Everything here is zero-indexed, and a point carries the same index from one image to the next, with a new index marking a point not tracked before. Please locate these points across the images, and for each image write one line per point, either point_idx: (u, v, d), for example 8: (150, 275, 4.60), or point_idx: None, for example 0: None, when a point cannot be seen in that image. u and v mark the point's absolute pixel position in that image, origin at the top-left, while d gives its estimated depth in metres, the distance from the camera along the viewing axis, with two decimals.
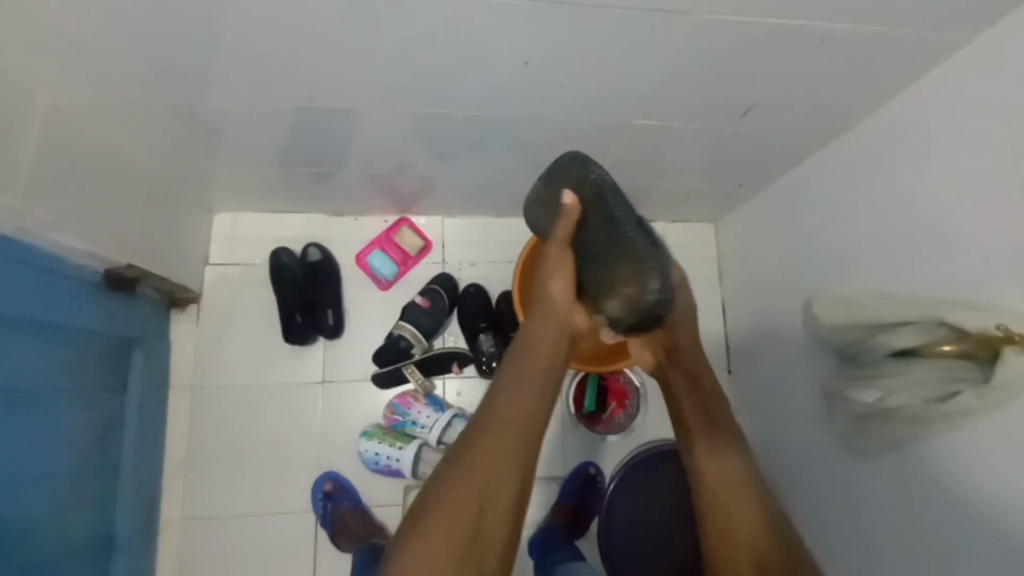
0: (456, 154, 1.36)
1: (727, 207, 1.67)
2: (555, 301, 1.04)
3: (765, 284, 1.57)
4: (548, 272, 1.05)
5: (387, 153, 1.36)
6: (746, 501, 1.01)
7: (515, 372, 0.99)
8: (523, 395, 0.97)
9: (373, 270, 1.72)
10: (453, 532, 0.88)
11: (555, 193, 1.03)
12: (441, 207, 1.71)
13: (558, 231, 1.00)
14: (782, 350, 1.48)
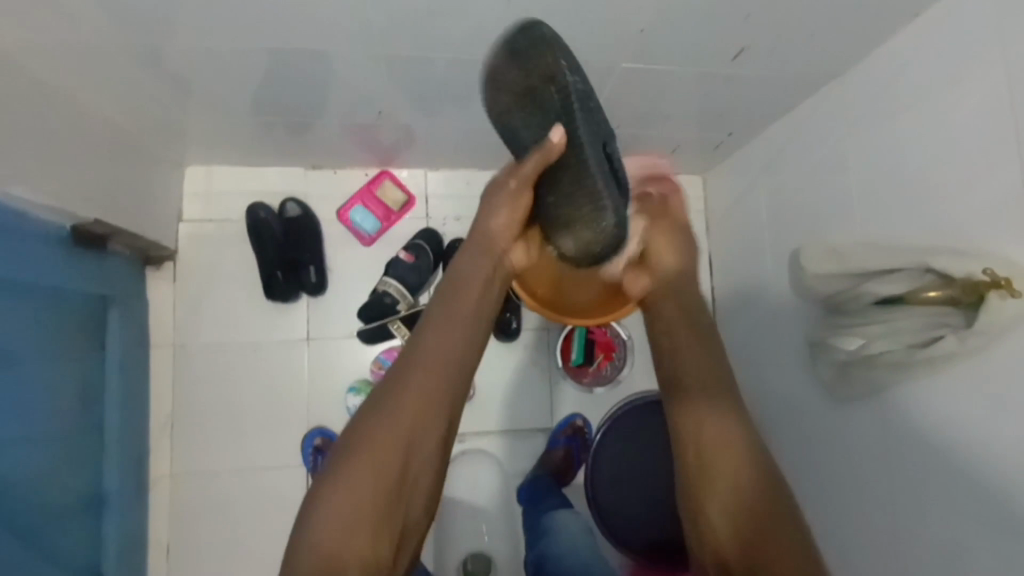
0: (438, 102, 1.30)
1: (716, 158, 1.64)
2: (496, 237, 1.03)
3: (752, 235, 1.56)
4: (494, 205, 1.02)
5: (366, 102, 1.30)
6: (734, 457, 0.91)
7: (444, 311, 0.96)
8: (451, 331, 0.94)
9: (355, 226, 1.67)
10: (379, 471, 0.84)
11: (519, 92, 0.92)
12: (423, 159, 1.66)
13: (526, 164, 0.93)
14: (767, 302, 1.49)
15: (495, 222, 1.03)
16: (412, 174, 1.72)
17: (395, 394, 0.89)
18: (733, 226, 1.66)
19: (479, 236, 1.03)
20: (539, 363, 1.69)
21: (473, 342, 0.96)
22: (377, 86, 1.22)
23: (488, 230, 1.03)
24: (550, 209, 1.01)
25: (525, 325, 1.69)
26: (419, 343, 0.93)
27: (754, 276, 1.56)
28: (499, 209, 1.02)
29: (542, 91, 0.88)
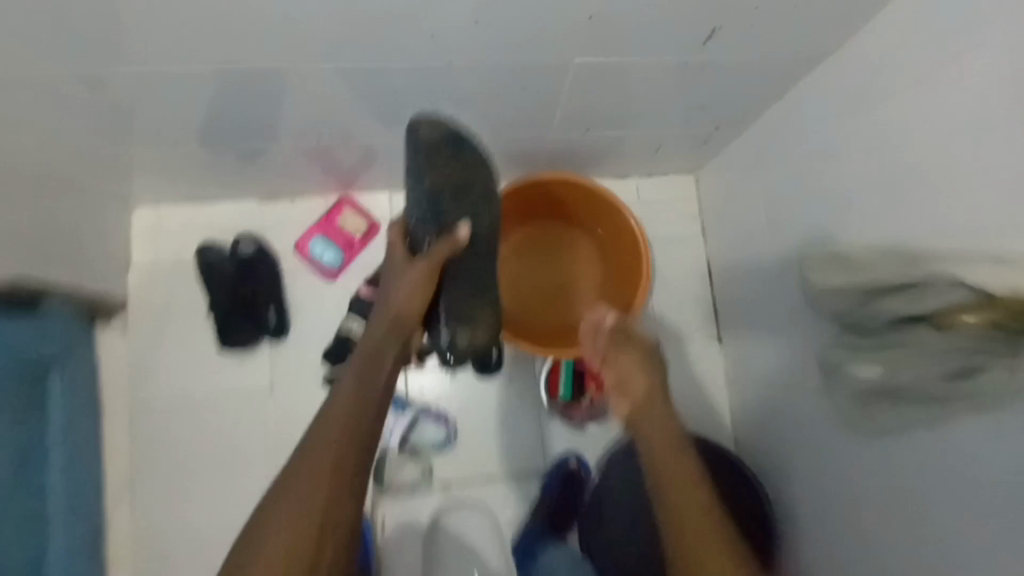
0: (386, 114, 1.18)
1: (705, 154, 1.48)
2: (406, 315, 1.07)
3: (751, 238, 1.39)
4: (401, 286, 1.08)
5: (307, 121, 1.17)
6: (717, 541, 0.92)
7: (355, 375, 1.01)
8: (360, 391, 1.00)
9: (315, 259, 1.54)
10: (297, 530, 0.86)
11: (445, 185, 1.11)
12: (385, 181, 1.53)
13: (434, 253, 1.07)
14: (772, 312, 1.32)
15: (406, 302, 1.07)
16: (377, 198, 1.59)
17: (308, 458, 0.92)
18: (728, 229, 1.49)
19: (391, 316, 1.07)
20: (525, 394, 1.54)
21: (380, 388, 1.02)
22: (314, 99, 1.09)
23: (402, 312, 1.07)
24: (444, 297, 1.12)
25: (507, 354, 1.55)
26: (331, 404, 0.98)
27: (755, 284, 1.39)
28: (407, 289, 1.08)
29: (479, 202, 1.13)
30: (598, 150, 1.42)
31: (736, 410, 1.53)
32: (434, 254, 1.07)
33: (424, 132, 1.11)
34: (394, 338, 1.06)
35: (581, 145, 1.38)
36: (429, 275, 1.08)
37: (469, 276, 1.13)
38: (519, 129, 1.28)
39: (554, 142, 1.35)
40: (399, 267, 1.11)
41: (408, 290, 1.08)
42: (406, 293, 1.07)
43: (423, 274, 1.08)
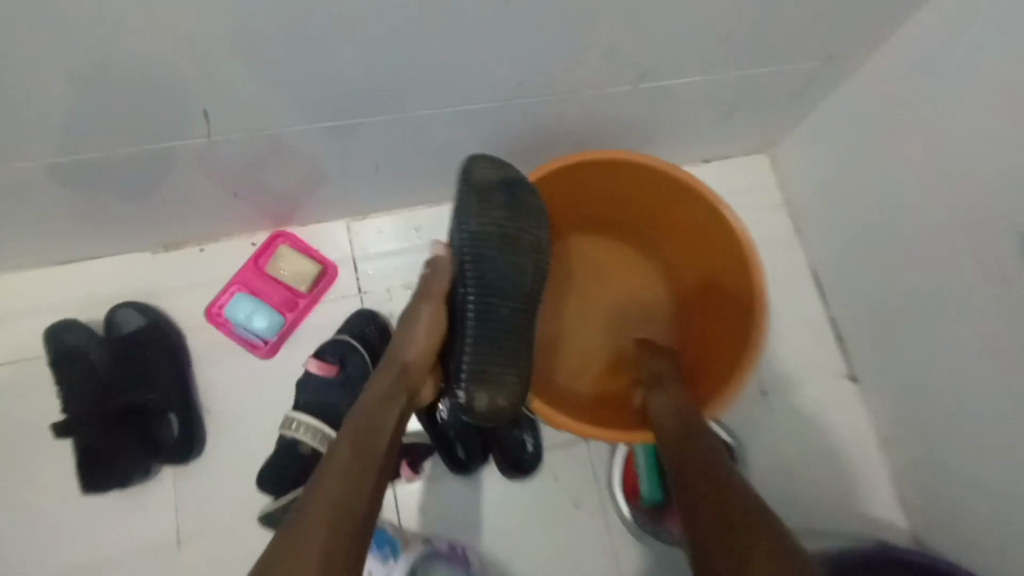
0: (323, 66, 0.71)
1: (795, 115, 1.03)
2: (410, 369, 0.71)
3: (900, 218, 0.91)
4: (407, 334, 0.72)
5: (194, 90, 0.70)
6: None
7: (348, 461, 0.59)
8: (357, 492, 0.57)
9: (238, 328, 1.01)
10: None
11: (493, 212, 0.72)
12: (338, 203, 1.04)
13: (427, 283, 0.74)
14: (966, 330, 0.83)
15: (408, 350, 0.71)
16: (329, 230, 1.09)
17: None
18: (845, 218, 1.02)
19: (393, 370, 0.70)
20: (581, 499, 1.02)
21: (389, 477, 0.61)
22: (193, 35, 0.62)
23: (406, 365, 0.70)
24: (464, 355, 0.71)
25: (544, 442, 1.04)
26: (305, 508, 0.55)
27: (914, 292, 0.91)
28: (416, 333, 0.73)
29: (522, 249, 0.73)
30: (649, 118, 0.96)
31: (899, 484, 1.01)
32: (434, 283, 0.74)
33: (483, 164, 0.75)
34: (394, 399, 0.67)
35: (627, 109, 0.92)
36: (436, 315, 0.73)
37: (501, 331, 0.71)
38: (539, 82, 0.81)
39: (589, 105, 0.89)
40: (409, 318, 0.77)
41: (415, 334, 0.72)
42: (414, 341, 0.72)
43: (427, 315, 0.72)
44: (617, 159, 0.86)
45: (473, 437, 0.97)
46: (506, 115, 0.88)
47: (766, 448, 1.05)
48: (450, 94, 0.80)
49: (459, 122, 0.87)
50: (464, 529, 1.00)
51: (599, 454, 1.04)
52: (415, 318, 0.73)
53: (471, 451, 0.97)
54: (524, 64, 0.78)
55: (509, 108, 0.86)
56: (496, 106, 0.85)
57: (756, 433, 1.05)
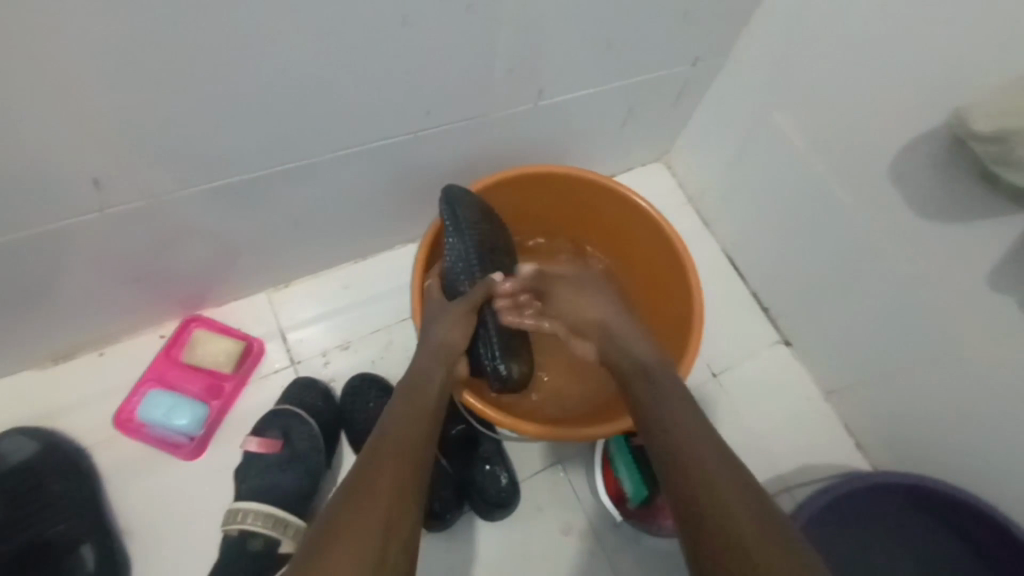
0: (225, 111, 0.69)
1: (680, 116, 1.14)
2: (454, 351, 0.76)
3: (785, 187, 1.02)
4: (445, 321, 0.79)
5: (78, 151, 0.65)
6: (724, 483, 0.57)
7: (405, 404, 0.64)
8: (427, 429, 0.62)
9: (160, 433, 0.90)
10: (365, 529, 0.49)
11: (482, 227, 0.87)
12: (254, 272, 0.97)
13: (472, 298, 0.82)
14: (869, 264, 0.92)
15: (450, 338, 0.77)
16: (247, 306, 1.01)
17: (361, 508, 0.50)
18: (743, 197, 1.12)
19: (430, 349, 0.75)
20: (569, 525, 0.97)
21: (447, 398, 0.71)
22: (77, 87, 0.59)
23: (449, 344, 0.76)
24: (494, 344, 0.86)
25: (519, 476, 0.99)
26: (384, 435, 0.59)
27: (819, 247, 1.00)
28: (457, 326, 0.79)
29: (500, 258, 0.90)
30: (554, 134, 1.01)
31: (856, 431, 1.06)
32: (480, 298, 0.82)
33: (461, 195, 0.86)
34: (437, 371, 0.71)
35: (532, 126, 0.96)
36: (472, 313, 0.81)
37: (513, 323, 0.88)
38: (445, 106, 0.84)
39: (496, 125, 0.93)
40: (437, 305, 0.83)
41: (451, 326, 0.78)
42: (455, 330, 0.78)
43: (467, 313, 0.81)
44: (558, 172, 0.92)
45: (444, 486, 0.92)
46: (417, 146, 0.88)
47: (730, 427, 1.07)
48: (359, 129, 0.80)
49: (372, 159, 0.87)
50: None
51: (577, 473, 1.00)
52: (453, 308, 0.81)
53: (446, 503, 0.91)
54: (428, 94, 0.80)
55: (419, 139, 0.87)
56: (406, 139, 0.86)
57: (717, 416, 1.08)
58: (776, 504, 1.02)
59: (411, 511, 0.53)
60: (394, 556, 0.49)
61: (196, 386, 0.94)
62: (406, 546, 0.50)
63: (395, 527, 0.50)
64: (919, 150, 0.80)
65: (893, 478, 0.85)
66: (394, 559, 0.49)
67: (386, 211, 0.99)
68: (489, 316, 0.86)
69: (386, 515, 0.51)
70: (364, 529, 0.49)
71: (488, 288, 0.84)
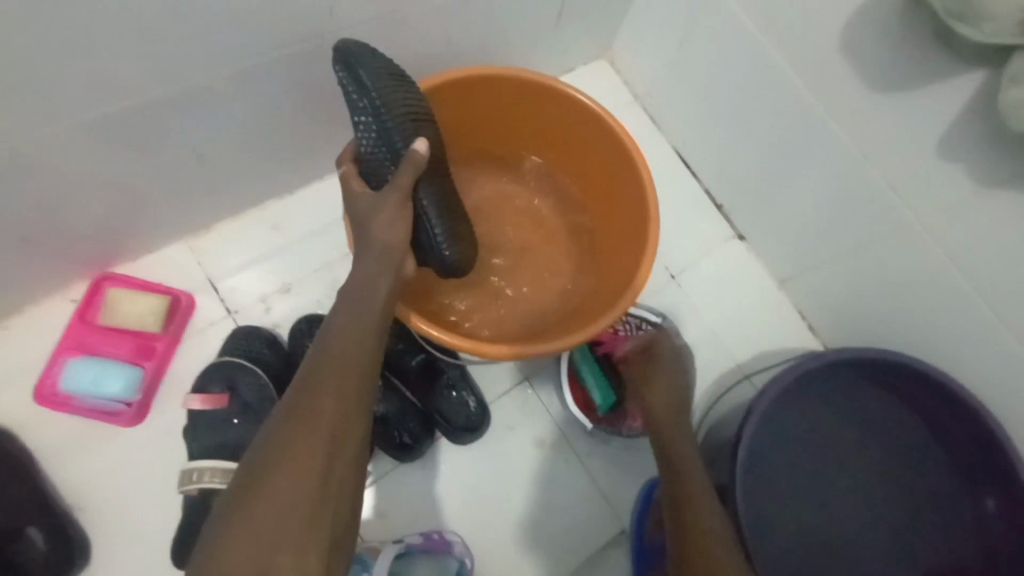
0: (79, 22, 0.57)
1: (619, 3, 1.04)
2: (393, 251, 0.66)
3: (735, 72, 0.97)
4: (381, 219, 0.66)
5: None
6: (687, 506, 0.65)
7: (351, 312, 0.60)
8: (373, 341, 0.59)
9: (95, 404, 0.83)
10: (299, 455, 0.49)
11: (383, 88, 0.66)
12: (167, 219, 0.87)
13: (399, 183, 0.65)
14: (821, 146, 0.90)
15: (392, 236, 0.66)
16: (166, 258, 0.91)
17: (305, 428, 0.50)
18: (691, 89, 1.06)
19: (372, 254, 0.65)
20: (542, 438, 0.98)
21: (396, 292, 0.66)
22: None
23: (389, 247, 0.65)
24: (437, 231, 0.72)
25: (488, 398, 0.97)
26: (326, 350, 0.56)
27: (769, 133, 0.96)
28: (393, 224, 0.66)
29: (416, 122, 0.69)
30: (483, 30, 0.91)
31: (810, 315, 1.09)
32: (404, 187, 0.65)
33: (356, 57, 0.67)
34: (383, 279, 0.64)
35: (457, 22, 0.86)
36: (406, 201, 0.66)
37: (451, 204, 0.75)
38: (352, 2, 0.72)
39: (416, 22, 0.82)
40: (368, 199, 0.68)
41: (382, 217, 0.66)
42: (393, 228, 0.66)
43: (402, 198, 0.66)
44: (493, 77, 0.83)
45: (413, 418, 0.90)
46: (326, 53, 0.77)
47: (691, 326, 1.08)
48: (253, 36, 0.68)
49: (276, 73, 0.75)
50: (434, 517, 0.92)
51: (545, 388, 1.00)
52: (387, 196, 0.66)
53: (416, 434, 0.90)
54: None
55: (327, 43, 0.76)
56: (311, 45, 0.75)
57: (677, 317, 1.08)
58: (738, 393, 1.06)
59: (358, 426, 0.54)
60: (339, 472, 0.51)
61: (125, 350, 0.86)
62: (351, 459, 0.52)
63: (342, 442, 0.52)
64: (872, 15, 0.75)
65: (848, 354, 0.87)
66: (341, 474, 0.51)
67: (306, 135, 0.88)
68: (425, 199, 0.71)
69: (332, 432, 0.51)
70: (311, 445, 0.50)
71: (413, 162, 0.65)
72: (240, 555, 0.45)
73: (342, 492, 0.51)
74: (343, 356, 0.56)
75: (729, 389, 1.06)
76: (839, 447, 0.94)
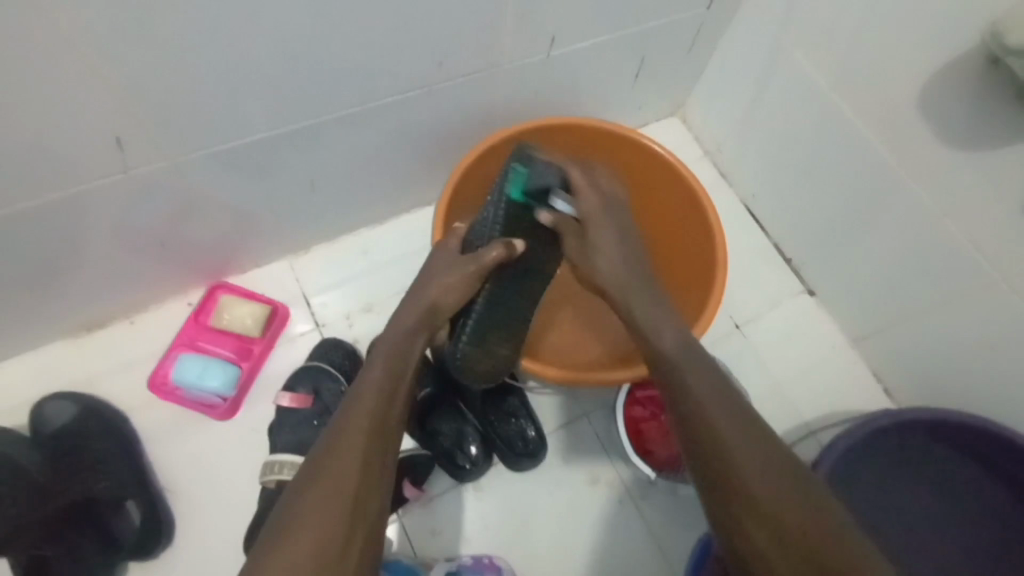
0: (244, 68, 0.69)
1: (695, 66, 1.12)
2: (439, 314, 0.76)
3: (808, 130, 1.00)
4: (445, 280, 0.76)
5: (104, 110, 0.66)
6: (769, 471, 0.56)
7: (382, 369, 0.66)
8: (393, 403, 0.64)
9: (196, 396, 0.92)
10: (325, 501, 0.54)
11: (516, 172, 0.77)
12: (275, 238, 0.98)
13: (482, 260, 0.76)
14: (896, 203, 0.91)
15: (442, 301, 0.76)
16: (270, 273, 1.02)
17: (325, 489, 0.55)
18: (764, 145, 1.09)
19: (421, 308, 0.75)
20: (597, 476, 0.98)
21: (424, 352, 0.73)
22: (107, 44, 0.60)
23: (435, 310, 0.75)
24: (470, 327, 0.80)
25: (546, 430, 0.99)
26: (347, 418, 0.60)
27: (842, 190, 0.98)
28: (452, 284, 0.76)
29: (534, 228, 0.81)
30: (567, 86, 1.00)
31: (884, 374, 1.05)
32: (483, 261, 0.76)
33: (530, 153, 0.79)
34: (420, 340, 0.73)
35: (546, 78, 0.95)
36: (477, 278, 0.77)
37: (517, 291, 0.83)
38: (459, 57, 0.83)
39: (509, 77, 0.92)
40: (447, 260, 0.79)
41: (449, 282, 0.77)
42: (451, 293, 0.76)
43: (471, 274, 0.76)
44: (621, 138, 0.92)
45: (472, 440, 0.93)
46: (430, 101, 0.88)
47: (755, 377, 1.06)
48: (373, 84, 0.80)
49: (387, 116, 0.86)
50: (485, 541, 0.93)
51: (602, 425, 1.01)
52: (462, 264, 0.77)
53: (475, 458, 0.92)
54: (442, 44, 0.80)
55: (432, 92, 0.87)
56: (418, 93, 0.86)
57: (741, 364, 1.07)
58: (801, 450, 1.02)
59: (377, 492, 0.57)
60: (357, 546, 0.54)
61: (227, 350, 0.96)
62: (371, 525, 0.55)
63: (363, 497, 0.56)
64: (951, 77, 0.77)
65: (923, 413, 0.84)
66: (366, 520, 0.55)
67: (401, 170, 0.99)
68: (488, 290, 0.80)
69: (352, 497, 0.55)
70: (336, 495, 0.55)
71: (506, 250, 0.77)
72: None
73: (362, 559, 0.54)
74: (368, 406, 0.62)
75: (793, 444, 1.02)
76: (909, 511, 0.90)
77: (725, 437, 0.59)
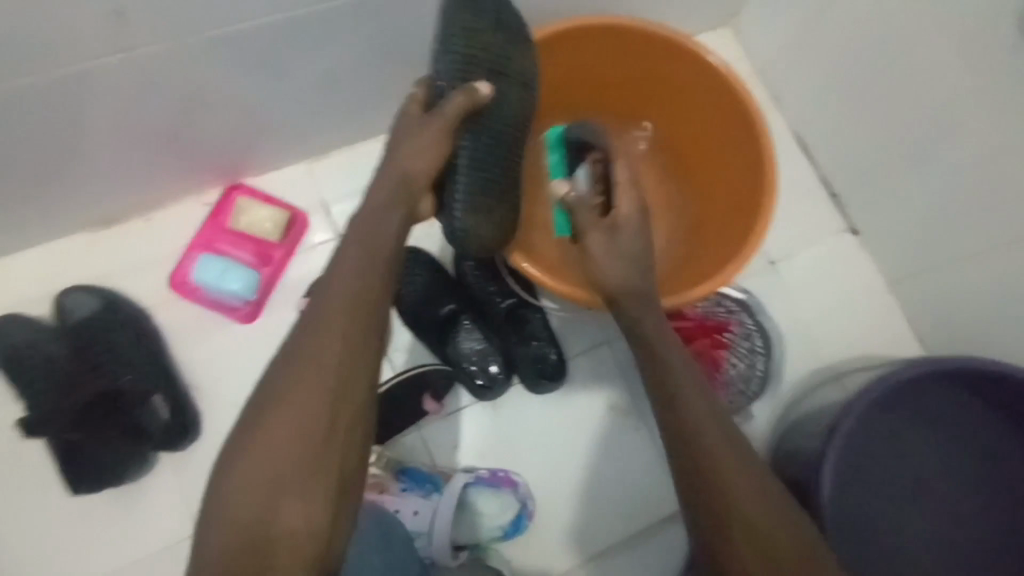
0: None
1: None
2: (414, 182, 0.64)
3: (880, 50, 0.90)
4: (413, 142, 0.64)
5: None
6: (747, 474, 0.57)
7: (359, 251, 0.60)
8: (372, 288, 0.58)
9: (216, 298, 0.91)
10: (303, 393, 0.54)
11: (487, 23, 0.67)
12: (294, 140, 0.93)
13: (445, 113, 0.64)
14: (969, 136, 0.83)
15: (415, 167, 0.64)
16: (289, 177, 0.98)
17: (303, 382, 0.54)
18: (826, 66, 0.99)
19: (392, 178, 0.64)
20: (614, 401, 0.98)
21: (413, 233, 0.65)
22: None
23: (406, 177, 0.64)
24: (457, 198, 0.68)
25: (566, 353, 0.99)
26: (323, 305, 0.57)
27: (908, 120, 0.90)
28: (422, 149, 0.64)
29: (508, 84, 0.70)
30: None
31: (919, 320, 1.02)
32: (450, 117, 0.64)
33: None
34: (395, 207, 0.63)
35: None
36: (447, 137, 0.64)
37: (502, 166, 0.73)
38: None
39: None
40: (413, 122, 0.66)
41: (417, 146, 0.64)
42: (422, 155, 0.64)
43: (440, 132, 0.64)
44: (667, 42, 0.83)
45: (492, 358, 0.92)
46: None
47: (784, 315, 1.03)
48: None
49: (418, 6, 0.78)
50: (501, 456, 0.95)
51: (623, 353, 0.99)
52: (431, 125, 0.64)
53: (495, 376, 0.92)
54: None
55: None
56: None
57: (772, 302, 1.04)
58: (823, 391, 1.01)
59: (358, 382, 0.55)
60: (340, 435, 0.54)
61: (246, 254, 0.94)
62: (356, 416, 0.55)
63: (342, 388, 0.55)
64: None
65: (961, 363, 0.81)
66: (348, 414, 0.55)
67: None
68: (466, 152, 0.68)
69: (331, 389, 0.54)
70: (313, 389, 0.54)
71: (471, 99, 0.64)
72: (258, 479, 0.52)
73: (347, 448, 0.55)
74: (343, 292, 0.57)
75: (815, 385, 1.01)
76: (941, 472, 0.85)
77: (702, 433, 0.59)
